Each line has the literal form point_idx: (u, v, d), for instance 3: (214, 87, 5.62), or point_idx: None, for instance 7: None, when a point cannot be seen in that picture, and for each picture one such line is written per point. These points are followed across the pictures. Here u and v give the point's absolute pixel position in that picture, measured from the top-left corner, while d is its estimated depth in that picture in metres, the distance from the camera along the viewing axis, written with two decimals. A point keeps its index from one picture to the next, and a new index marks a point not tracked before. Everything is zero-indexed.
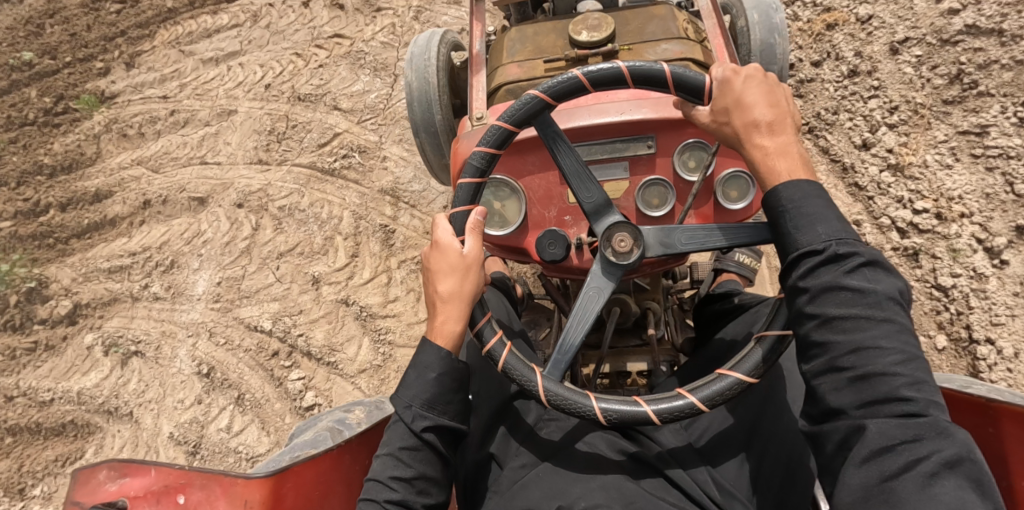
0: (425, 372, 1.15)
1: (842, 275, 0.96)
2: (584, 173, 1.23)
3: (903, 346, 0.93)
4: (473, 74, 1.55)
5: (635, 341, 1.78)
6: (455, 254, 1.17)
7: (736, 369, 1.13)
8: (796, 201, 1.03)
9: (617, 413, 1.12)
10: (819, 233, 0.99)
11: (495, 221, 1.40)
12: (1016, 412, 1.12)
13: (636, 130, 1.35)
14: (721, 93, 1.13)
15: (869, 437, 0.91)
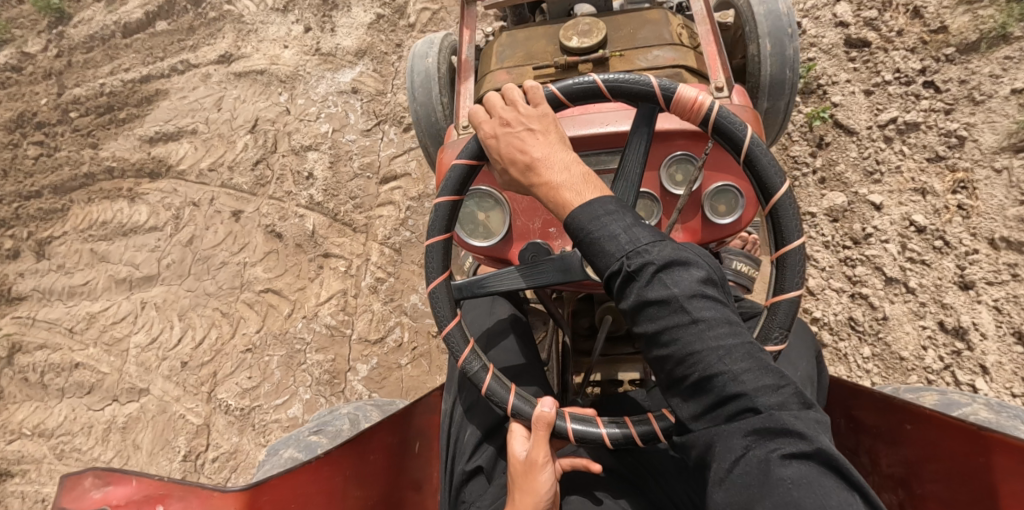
0: None
1: (642, 291, 0.96)
2: (526, 266, 1.22)
3: (716, 343, 0.93)
4: (461, 82, 1.54)
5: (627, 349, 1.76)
6: (518, 462, 1.16)
7: None
8: (592, 219, 1.01)
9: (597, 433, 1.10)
10: (614, 251, 0.99)
11: (479, 232, 1.39)
12: (1007, 443, 1.09)
13: (621, 141, 1.32)
14: (496, 156, 1.13)
15: (719, 452, 0.90)
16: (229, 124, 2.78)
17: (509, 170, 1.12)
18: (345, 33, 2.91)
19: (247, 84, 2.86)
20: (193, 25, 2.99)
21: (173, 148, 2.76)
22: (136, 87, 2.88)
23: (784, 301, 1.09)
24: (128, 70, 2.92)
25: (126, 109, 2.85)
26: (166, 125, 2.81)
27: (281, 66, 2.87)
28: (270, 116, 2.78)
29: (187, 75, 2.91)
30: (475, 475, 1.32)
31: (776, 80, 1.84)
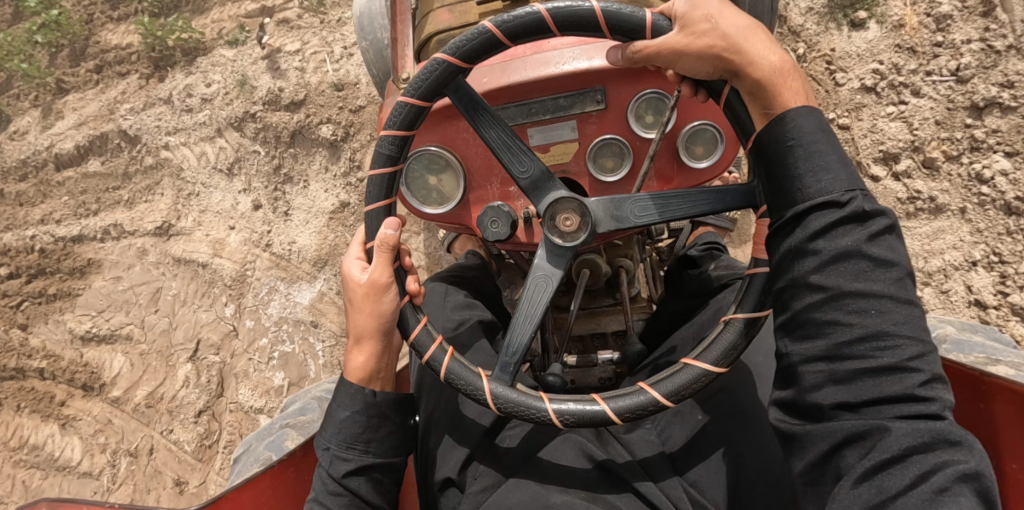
0: (338, 411, 1.11)
1: (864, 241, 0.88)
2: (515, 144, 1.08)
3: (913, 334, 0.86)
4: (398, 25, 1.34)
5: (608, 300, 1.68)
6: (358, 287, 1.10)
7: (702, 358, 1.01)
8: (807, 139, 0.93)
9: (574, 416, 1.01)
10: (838, 183, 0.90)
11: (432, 198, 1.25)
12: (1011, 391, 1.02)
13: (581, 83, 1.15)
14: (692, 8, 0.99)
15: (887, 440, 0.83)
16: (168, 337, 2.12)
17: (714, 39, 0.98)
18: (301, 220, 2.19)
19: (188, 276, 2.18)
20: (127, 166, 2.27)
21: (107, 357, 2.10)
22: (73, 248, 2.21)
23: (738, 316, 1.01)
24: (59, 223, 2.22)
25: (54, 277, 2.19)
26: (99, 317, 2.14)
27: (226, 259, 2.17)
28: (213, 337, 2.09)
29: (122, 245, 2.21)
30: (447, 487, 1.15)
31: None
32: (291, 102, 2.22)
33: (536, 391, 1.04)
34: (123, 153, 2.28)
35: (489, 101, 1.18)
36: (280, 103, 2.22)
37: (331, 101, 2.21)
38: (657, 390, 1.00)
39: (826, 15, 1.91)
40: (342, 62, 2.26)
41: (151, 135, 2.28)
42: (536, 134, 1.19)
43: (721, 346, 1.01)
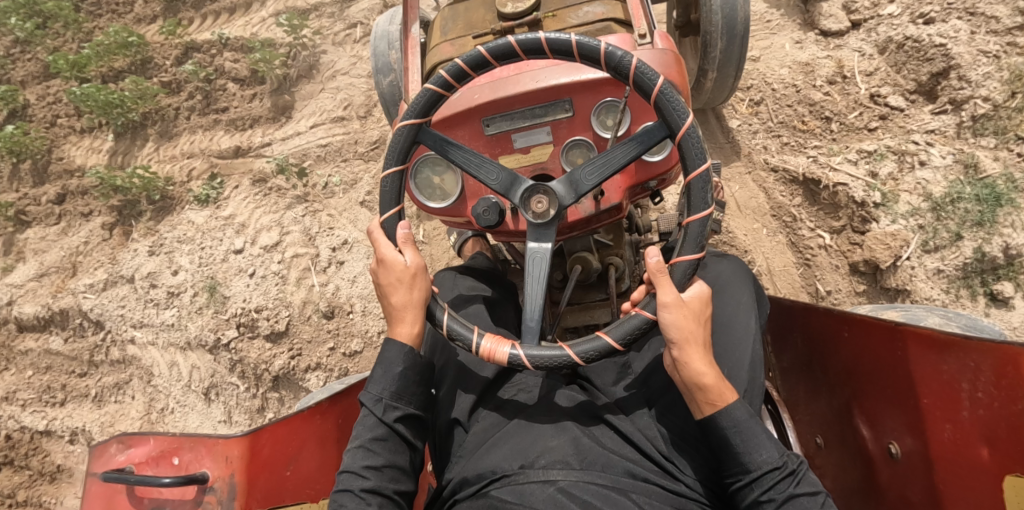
0: (391, 366, 1.33)
1: (795, 486, 1.14)
2: (604, 162, 1.28)
3: None
4: (409, 56, 1.62)
5: (600, 295, 1.89)
6: (402, 267, 1.34)
7: (644, 308, 1.22)
8: (739, 424, 1.18)
9: (546, 361, 1.22)
10: (768, 455, 1.16)
11: (435, 195, 1.51)
12: (918, 335, 1.18)
13: (551, 95, 1.41)
14: (704, 301, 1.25)
15: None
16: None
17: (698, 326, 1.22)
18: None
19: None
20: (92, 353, 2.55)
21: None
22: (41, 440, 2.58)
23: (681, 263, 1.23)
24: (25, 407, 2.59)
25: (24, 472, 2.58)
26: None
27: None
28: None
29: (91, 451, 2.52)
30: (453, 427, 1.41)
31: (722, 32, 1.96)
32: (273, 332, 2.35)
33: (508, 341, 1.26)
34: (88, 335, 2.56)
35: (478, 113, 1.44)
36: (258, 332, 2.36)
37: (317, 336, 2.36)
38: (645, 310, 1.22)
39: (956, 281, 1.84)
40: (330, 275, 2.46)
41: (116, 324, 2.49)
42: (518, 139, 1.44)
43: (658, 298, 1.23)
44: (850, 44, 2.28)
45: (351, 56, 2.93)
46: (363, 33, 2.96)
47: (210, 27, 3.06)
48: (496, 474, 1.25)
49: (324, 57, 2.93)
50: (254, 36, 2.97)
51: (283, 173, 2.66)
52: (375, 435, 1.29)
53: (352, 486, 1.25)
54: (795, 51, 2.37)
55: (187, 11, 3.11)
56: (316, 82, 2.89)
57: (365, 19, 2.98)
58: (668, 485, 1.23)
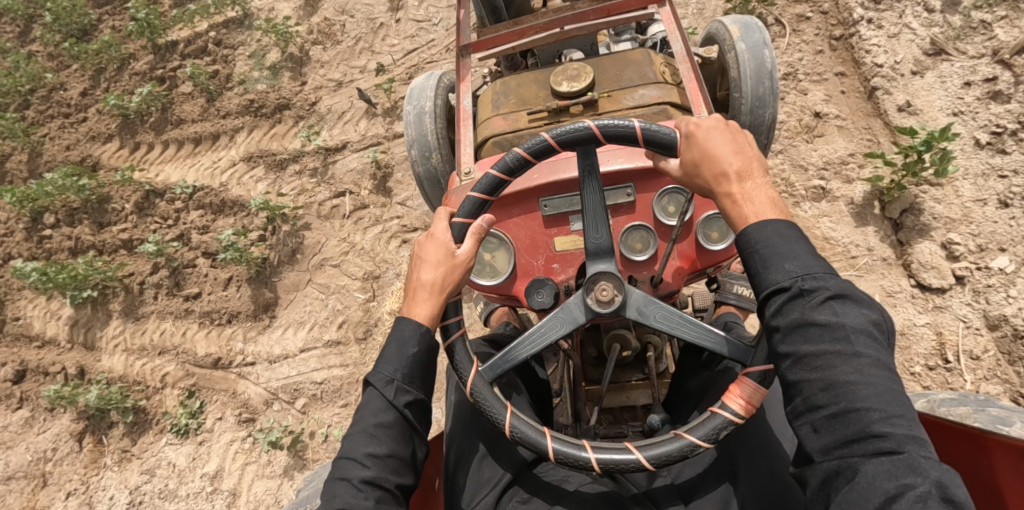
0: (404, 346, 1.23)
1: (810, 311, 1.00)
2: (601, 213, 1.27)
3: (862, 381, 0.95)
4: (459, 127, 1.61)
5: (637, 375, 1.82)
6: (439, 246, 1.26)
7: (727, 407, 1.16)
8: (763, 239, 1.06)
9: (611, 463, 1.15)
10: (785, 269, 1.03)
11: (485, 271, 1.46)
12: (1003, 443, 1.14)
13: (614, 179, 1.39)
14: (689, 147, 1.18)
15: (860, 476, 0.92)
16: None
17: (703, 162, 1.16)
18: None
19: None
20: None
21: None
22: None
23: (754, 373, 1.17)
24: None
25: None
26: None
27: None
28: None
29: None
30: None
31: (753, 121, 1.99)
32: None
33: (578, 441, 1.18)
34: None
35: (537, 193, 1.43)
36: None
37: None
38: (727, 412, 1.15)
39: None
40: None
41: None
42: (576, 221, 1.43)
43: (742, 395, 1.16)
44: (954, 306, 1.95)
45: (341, 240, 2.55)
46: (352, 205, 2.60)
47: (176, 172, 2.83)
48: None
49: (306, 232, 2.58)
50: (222, 189, 2.72)
51: (276, 446, 2.24)
52: (381, 422, 1.19)
53: (351, 475, 1.15)
54: (886, 309, 2.01)
55: (146, 132, 2.96)
56: (301, 269, 2.53)
57: (354, 186, 2.64)
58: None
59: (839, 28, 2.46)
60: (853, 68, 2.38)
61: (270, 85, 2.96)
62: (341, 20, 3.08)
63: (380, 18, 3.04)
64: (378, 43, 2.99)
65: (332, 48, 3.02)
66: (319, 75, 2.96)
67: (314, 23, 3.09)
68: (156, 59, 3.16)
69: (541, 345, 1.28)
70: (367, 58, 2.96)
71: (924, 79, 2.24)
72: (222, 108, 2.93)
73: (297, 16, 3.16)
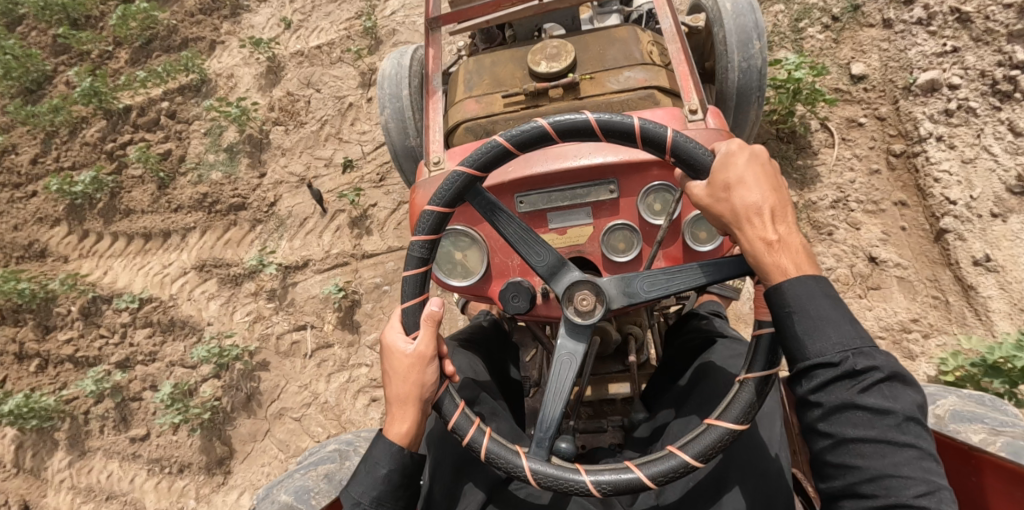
0: (374, 469, 1.14)
1: (857, 393, 0.94)
2: (530, 237, 1.20)
3: (909, 472, 0.91)
4: (429, 106, 1.49)
5: (617, 366, 1.76)
6: (403, 358, 1.16)
7: (724, 418, 1.09)
8: (803, 303, 0.98)
9: (611, 484, 1.07)
10: (833, 342, 0.96)
11: (457, 271, 1.36)
12: (996, 464, 1.08)
13: (595, 174, 1.28)
14: (721, 167, 1.06)
15: None
16: None
17: (734, 187, 1.04)
18: None
19: None
20: None
21: None
22: None
23: (751, 380, 1.10)
24: None
25: None
26: None
27: None
28: None
29: None
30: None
31: (745, 92, 1.86)
32: None
33: (571, 464, 1.10)
34: None
35: (512, 188, 1.30)
36: None
37: None
38: (727, 422, 1.08)
39: None
40: None
41: None
42: (555, 218, 1.31)
43: (705, 441, 1.08)
44: None
45: (302, 386, 2.30)
46: (313, 342, 2.35)
47: (124, 273, 2.62)
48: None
49: (263, 373, 2.34)
50: (172, 304, 2.50)
51: None
52: None
53: None
54: None
55: (94, 219, 2.74)
56: (257, 418, 2.28)
57: (316, 319, 2.38)
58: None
59: (900, 141, 2.08)
60: (916, 196, 2.01)
61: (227, 173, 2.73)
62: (306, 95, 2.85)
63: (350, 98, 2.80)
64: (346, 128, 2.75)
65: (295, 131, 2.77)
66: (279, 165, 2.72)
67: (276, 99, 2.86)
68: (109, 127, 2.93)
69: (567, 393, 1.14)
70: (333, 146, 2.72)
71: (1007, 224, 1.86)
72: (175, 198, 2.70)
73: (257, 88, 2.94)
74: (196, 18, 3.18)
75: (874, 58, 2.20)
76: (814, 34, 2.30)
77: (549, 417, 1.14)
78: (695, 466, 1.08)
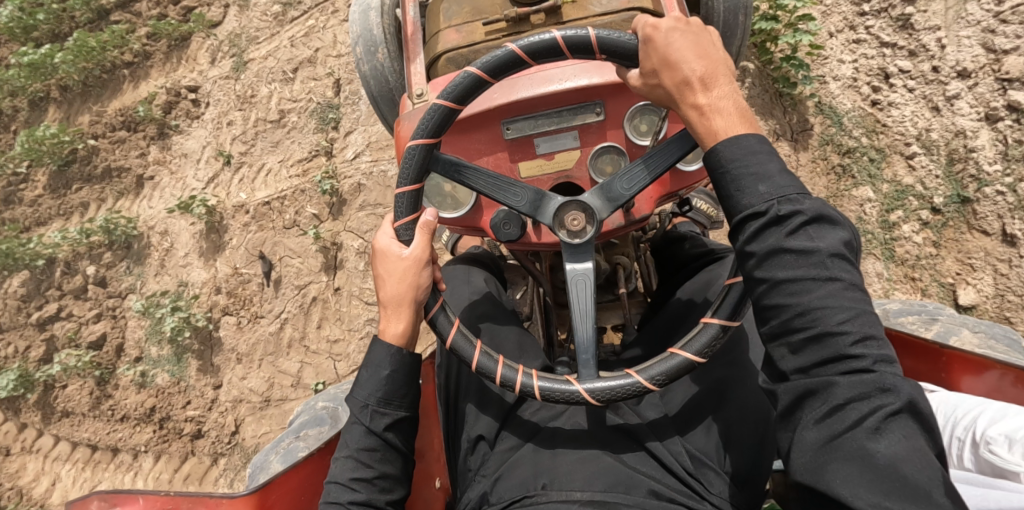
0: (378, 370, 1.19)
1: (785, 237, 0.97)
2: (506, 182, 1.22)
3: (831, 303, 0.94)
4: (409, 49, 1.46)
5: (608, 296, 1.79)
6: (399, 260, 1.19)
7: (716, 315, 1.15)
8: (738, 161, 1.02)
9: (606, 391, 1.14)
10: (761, 193, 1.00)
11: (448, 204, 1.37)
12: (963, 358, 1.25)
13: (582, 97, 1.28)
14: (647, 54, 1.09)
15: (832, 394, 0.92)
16: None
17: (659, 73, 1.08)
18: None
19: None
20: None
21: None
22: None
23: (737, 283, 1.15)
24: None
25: None
26: None
27: None
28: None
29: None
30: (477, 443, 1.34)
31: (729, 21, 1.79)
32: None
33: (565, 377, 1.17)
34: None
35: (499, 115, 1.30)
36: None
37: None
38: (718, 317, 1.14)
39: None
40: None
41: None
42: (542, 144, 1.31)
43: (703, 338, 1.14)
44: None
45: None
46: None
47: (72, 488, 2.50)
48: (520, 492, 1.21)
49: None
50: None
51: None
52: (364, 446, 1.17)
53: (339, 499, 1.13)
54: None
55: (31, 411, 2.57)
56: None
57: None
58: (691, 504, 1.18)
59: None
60: None
61: (175, 377, 2.47)
62: (257, 273, 2.45)
63: (311, 288, 2.42)
64: (312, 332, 2.40)
65: (249, 329, 2.43)
66: (236, 375, 2.43)
67: (221, 276, 2.48)
68: (33, 282, 2.64)
69: (592, 313, 1.21)
70: (298, 358, 2.39)
71: None
72: (119, 406, 2.49)
73: (198, 253, 2.53)
74: (118, 135, 2.69)
75: (986, 283, 1.93)
76: (910, 234, 2.04)
77: (585, 340, 1.21)
78: (697, 362, 1.14)
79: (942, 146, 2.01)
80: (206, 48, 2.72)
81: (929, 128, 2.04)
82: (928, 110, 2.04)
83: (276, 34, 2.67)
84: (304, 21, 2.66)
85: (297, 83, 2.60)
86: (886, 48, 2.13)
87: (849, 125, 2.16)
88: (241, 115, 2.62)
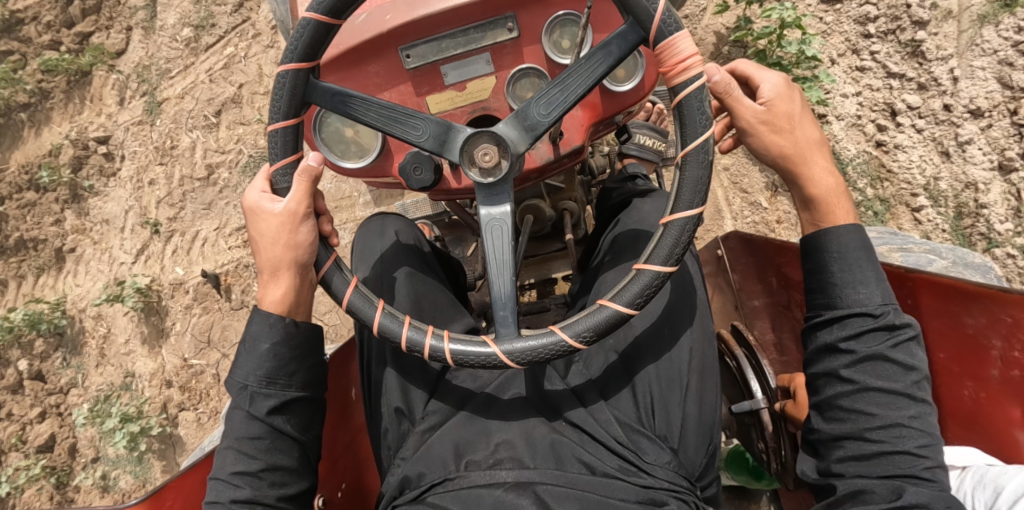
0: (256, 344, 1.01)
1: (891, 346, 0.96)
2: (398, 113, 1.03)
3: (914, 421, 0.94)
4: None
5: (555, 245, 1.60)
6: (273, 217, 1.02)
7: (652, 261, 0.96)
8: (844, 252, 1.01)
9: (527, 354, 0.97)
10: (876, 298, 0.99)
11: (351, 151, 1.18)
12: (932, 284, 1.16)
13: (489, 10, 1.08)
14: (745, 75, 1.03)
15: (895, 499, 0.90)
16: None
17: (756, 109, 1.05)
18: None
19: None
20: None
21: None
22: None
23: (676, 222, 0.96)
24: None
25: None
26: None
27: None
28: None
29: None
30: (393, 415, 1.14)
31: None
32: None
33: (480, 337, 1.00)
34: None
35: (394, 39, 1.10)
36: None
37: None
38: (655, 264, 0.96)
39: None
40: None
41: None
42: (450, 72, 1.13)
43: (635, 288, 0.97)
44: None
45: None
46: None
47: None
48: (439, 476, 1.05)
49: None
50: None
51: None
52: (248, 435, 0.99)
53: (221, 498, 0.98)
54: None
55: None
56: None
57: None
58: (630, 478, 1.01)
59: None
60: None
61: (139, 479, 2.09)
62: (212, 363, 2.12)
63: None
64: None
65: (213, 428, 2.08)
66: None
67: (169, 368, 2.13)
68: None
69: (512, 261, 1.03)
70: None
71: None
72: None
73: (139, 339, 2.16)
74: (25, 197, 2.24)
75: None
76: None
77: (504, 294, 1.03)
78: (629, 316, 0.97)
79: (951, 200, 1.75)
80: (112, 84, 2.33)
81: (937, 177, 1.77)
82: (938, 155, 1.77)
83: (190, 66, 2.32)
84: (220, 49, 2.32)
85: (223, 130, 2.27)
86: (893, 80, 1.84)
87: (853, 174, 1.86)
88: (162, 171, 2.26)
